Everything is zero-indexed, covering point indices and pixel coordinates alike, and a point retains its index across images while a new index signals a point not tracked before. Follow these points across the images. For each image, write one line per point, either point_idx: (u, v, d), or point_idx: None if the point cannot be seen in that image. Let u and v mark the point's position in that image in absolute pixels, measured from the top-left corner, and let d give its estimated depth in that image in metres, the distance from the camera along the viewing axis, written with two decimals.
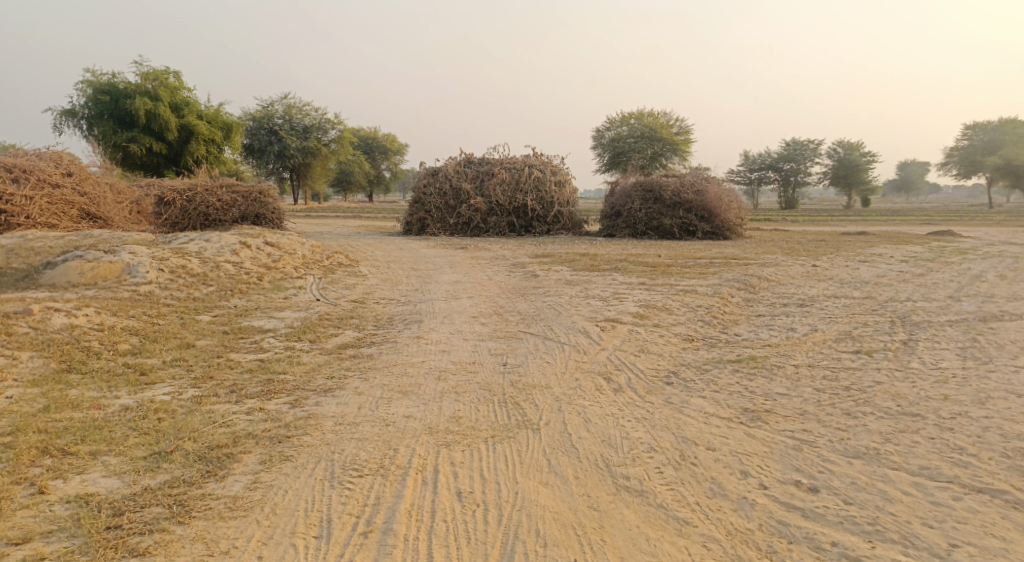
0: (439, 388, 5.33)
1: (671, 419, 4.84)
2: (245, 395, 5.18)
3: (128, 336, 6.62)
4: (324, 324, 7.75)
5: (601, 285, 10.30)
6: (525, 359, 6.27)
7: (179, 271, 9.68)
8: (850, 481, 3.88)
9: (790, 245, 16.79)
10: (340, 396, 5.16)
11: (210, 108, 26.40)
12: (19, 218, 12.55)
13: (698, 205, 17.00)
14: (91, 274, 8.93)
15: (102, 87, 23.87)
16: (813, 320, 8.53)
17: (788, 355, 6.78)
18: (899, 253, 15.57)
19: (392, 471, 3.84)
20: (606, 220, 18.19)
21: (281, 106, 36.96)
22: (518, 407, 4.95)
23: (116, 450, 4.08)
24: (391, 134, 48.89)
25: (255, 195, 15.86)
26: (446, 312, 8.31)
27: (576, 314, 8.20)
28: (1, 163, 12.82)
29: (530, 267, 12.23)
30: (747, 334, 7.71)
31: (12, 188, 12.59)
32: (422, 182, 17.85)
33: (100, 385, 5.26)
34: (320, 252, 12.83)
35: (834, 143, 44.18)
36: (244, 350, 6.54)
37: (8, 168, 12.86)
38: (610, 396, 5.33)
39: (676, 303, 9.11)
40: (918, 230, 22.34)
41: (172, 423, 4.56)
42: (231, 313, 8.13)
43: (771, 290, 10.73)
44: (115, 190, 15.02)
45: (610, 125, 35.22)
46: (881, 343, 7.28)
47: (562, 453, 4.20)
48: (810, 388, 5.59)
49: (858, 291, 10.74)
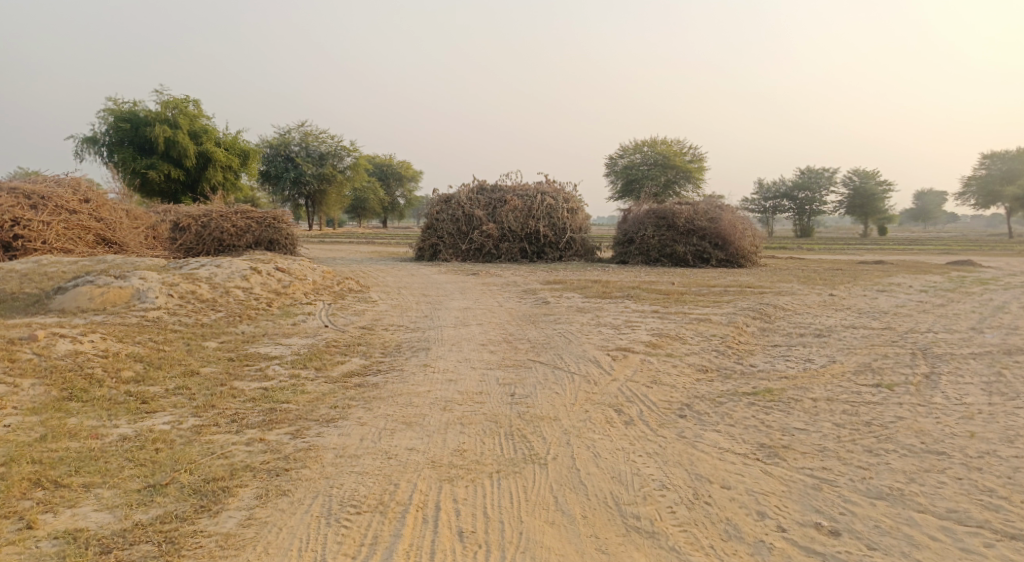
0: (444, 419, 5.19)
1: (684, 454, 4.67)
2: (246, 425, 5.05)
3: (132, 363, 6.53)
4: (331, 352, 7.64)
5: (613, 313, 10.15)
6: (534, 389, 6.11)
7: (188, 296, 9.62)
8: (873, 525, 3.69)
9: (806, 273, 16.58)
10: (342, 427, 5.02)
11: (228, 135, 26.63)
12: (35, 243, 12.60)
13: (712, 233, 16.86)
14: (100, 299, 8.89)
15: (123, 114, 24.16)
16: (831, 351, 8.33)
17: (806, 388, 6.59)
18: (918, 282, 15.32)
19: (392, 508, 3.70)
20: (618, 248, 18.05)
21: (297, 133, 37.26)
22: (525, 440, 4.79)
23: (110, 482, 3.97)
24: (405, 161, 49.20)
25: (269, 221, 15.89)
26: (455, 340, 8.18)
27: (588, 342, 8.04)
28: (19, 189, 12.92)
29: (542, 294, 12.10)
30: (763, 365, 7.52)
31: (29, 214, 12.66)
32: (434, 208, 17.82)
33: (99, 414, 5.16)
34: (331, 277, 12.76)
35: (849, 171, 43.96)
36: (249, 378, 6.43)
37: (25, 194, 12.94)
38: (621, 429, 5.16)
39: (690, 332, 8.93)
40: (936, 259, 22.06)
41: (169, 454, 4.44)
42: (238, 340, 8.03)
43: (787, 320, 10.53)
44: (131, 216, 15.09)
45: (623, 152, 35.22)
46: (902, 376, 7.07)
47: (570, 489, 4.03)
48: (829, 423, 5.40)
49: (877, 322, 10.52)
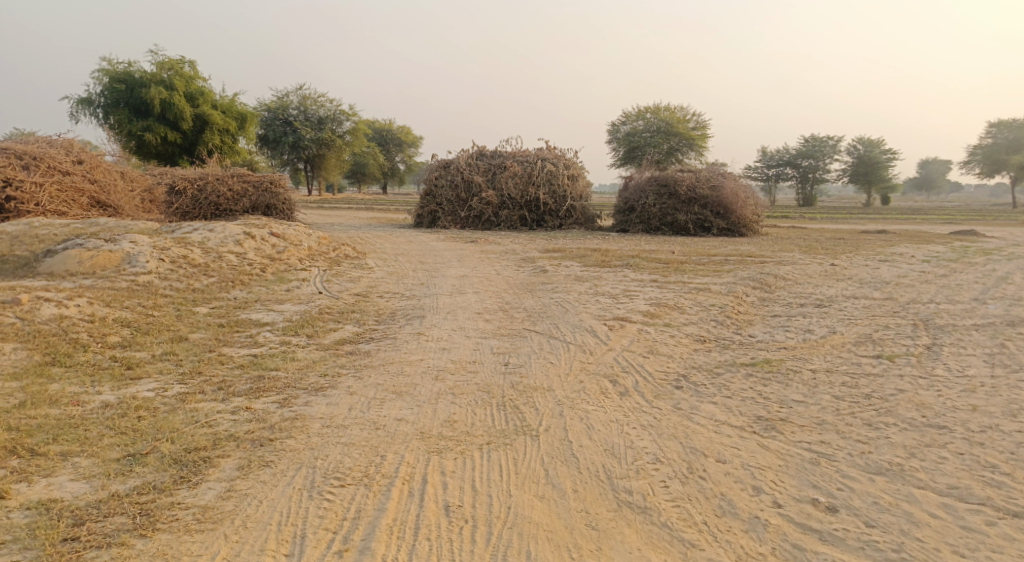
0: (435, 389, 5.07)
1: (680, 427, 4.56)
2: (232, 393, 4.94)
3: (119, 328, 6.41)
4: (324, 319, 7.51)
5: (611, 282, 10.01)
6: (528, 359, 6.00)
7: (180, 261, 9.47)
8: (872, 501, 3.58)
9: (808, 242, 16.41)
10: (331, 396, 4.91)
11: (225, 98, 26.24)
12: (28, 205, 12.40)
13: (714, 201, 16.64)
14: (89, 263, 8.74)
15: (119, 75, 23.79)
16: (832, 321, 8.21)
17: (805, 359, 6.48)
18: (921, 253, 15.15)
19: (377, 481, 3.60)
20: (619, 216, 17.84)
21: (296, 97, 36.76)
22: (517, 411, 4.68)
23: (89, 450, 3.86)
24: (406, 126, 48.73)
25: (266, 185, 15.67)
26: (450, 308, 8.05)
27: (585, 311, 7.92)
28: (11, 149, 12.70)
29: (540, 261, 11.95)
30: (762, 336, 7.41)
31: (22, 175, 12.45)
32: (433, 174, 17.58)
33: (82, 380, 5.04)
34: (327, 243, 12.59)
35: (854, 139, 43.50)
36: (238, 345, 6.31)
37: (17, 155, 12.72)
38: (615, 400, 5.05)
39: (689, 301, 8.79)
40: (939, 230, 21.87)
41: (152, 422, 4.32)
42: (229, 305, 7.91)
43: (788, 290, 10.40)
44: (126, 178, 14.87)
45: (626, 119, 34.76)
46: (903, 348, 6.95)
47: (561, 462, 3.93)
48: (828, 396, 5.28)
49: (879, 292, 10.38)
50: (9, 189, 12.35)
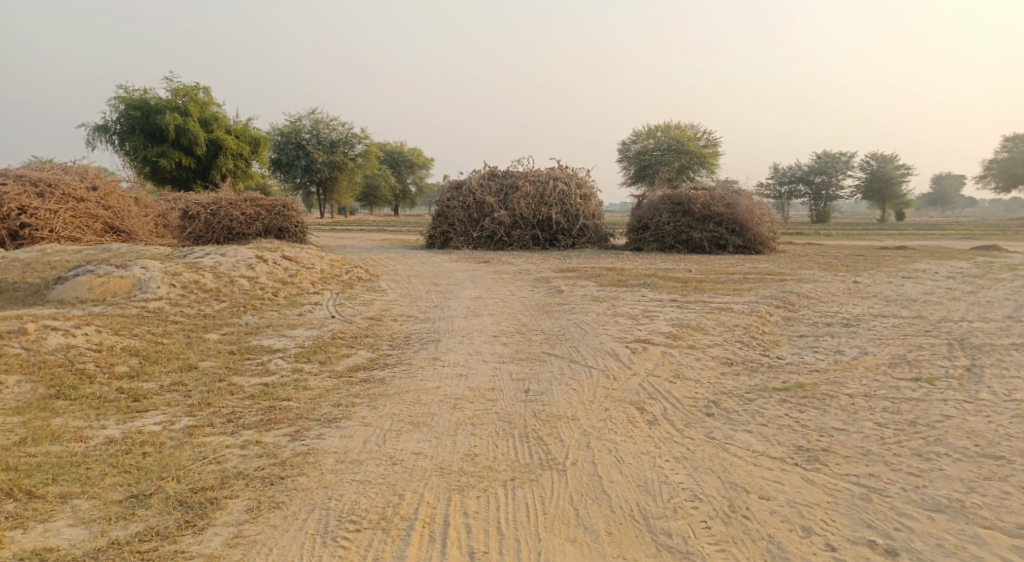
0: (454, 420, 4.81)
1: (716, 458, 4.29)
2: (241, 425, 4.71)
3: (126, 357, 6.20)
4: (337, 344, 7.28)
5: (630, 302, 9.75)
6: (550, 385, 5.73)
7: (191, 286, 9.29)
8: (935, 544, 3.37)
9: (827, 259, 16.09)
10: (345, 427, 4.67)
11: (238, 123, 26.28)
12: (42, 231, 12.31)
13: (730, 219, 16.38)
14: (99, 290, 8.57)
15: (133, 102, 23.87)
16: (862, 341, 7.91)
17: (840, 383, 6.19)
18: (944, 268, 14.80)
19: (396, 524, 3.36)
20: (633, 234, 17.57)
21: (308, 121, 36.84)
22: (542, 443, 4.42)
23: (90, 491, 3.63)
24: (416, 147, 48.83)
25: (279, 209, 15.53)
26: (466, 331, 7.81)
27: (605, 333, 7.65)
28: (25, 176, 12.63)
29: (555, 282, 11.70)
30: (791, 358, 7.13)
31: (36, 202, 12.37)
32: (445, 195, 17.40)
33: (86, 414, 4.82)
34: (340, 266, 12.39)
35: (866, 155, 43.19)
36: (249, 373, 6.09)
37: (31, 181, 12.65)
38: (644, 430, 4.78)
39: (712, 322, 8.51)
40: (959, 245, 21.48)
41: (157, 459, 4.09)
42: (240, 332, 7.70)
43: (811, 308, 10.10)
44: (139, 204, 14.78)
45: (637, 137, 34.60)
46: (942, 369, 6.65)
47: (593, 501, 3.67)
48: (870, 423, 4.99)
49: (907, 311, 10.05)
50: (23, 216, 12.26)
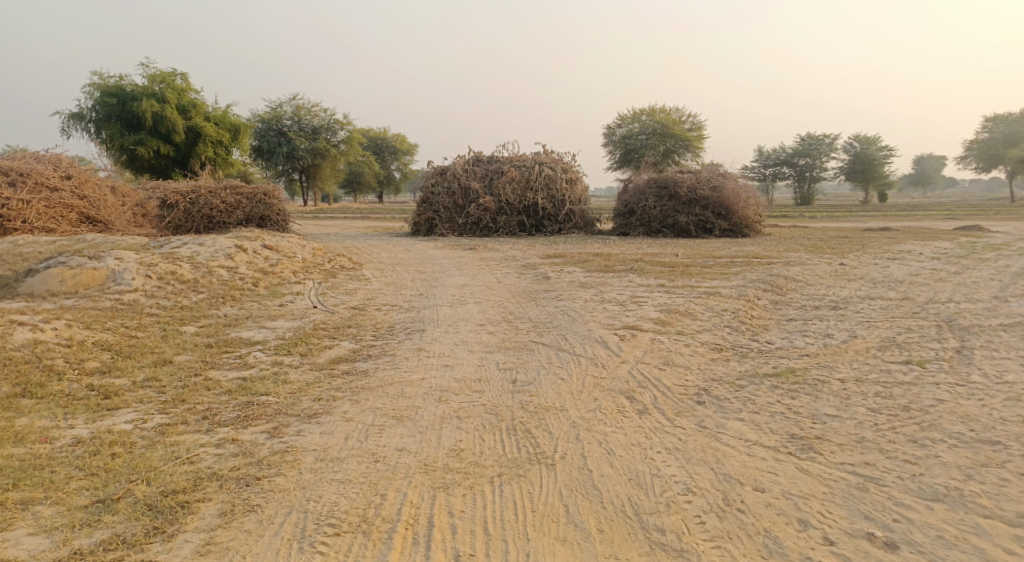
0: (439, 413, 4.66)
1: (708, 449, 4.17)
2: (217, 423, 4.53)
3: (98, 353, 5.99)
4: (318, 335, 7.10)
5: (617, 288, 9.62)
6: (537, 375, 5.58)
7: (168, 277, 9.06)
8: (936, 535, 3.27)
9: (813, 242, 16.04)
10: (326, 423, 4.50)
11: (218, 110, 25.85)
12: (15, 222, 12.01)
13: (715, 202, 16.29)
14: (72, 282, 8.33)
15: (110, 89, 23.40)
16: (851, 324, 7.82)
17: (831, 367, 6.10)
18: (929, 249, 14.78)
19: (377, 527, 3.22)
20: (619, 219, 17.42)
21: (290, 107, 36.37)
22: (529, 436, 4.27)
23: (53, 497, 3.47)
24: (400, 134, 48.41)
25: (260, 196, 15.24)
26: (451, 320, 7.64)
27: (592, 320, 7.52)
28: None
29: (541, 268, 11.55)
30: (781, 342, 7.02)
31: (8, 192, 12.05)
32: (430, 181, 17.17)
33: (53, 413, 4.63)
34: (322, 255, 12.18)
35: (849, 137, 43.26)
36: (226, 367, 5.90)
37: (4, 171, 12.33)
38: (634, 420, 4.65)
39: (700, 307, 8.39)
40: (943, 226, 21.51)
41: (127, 460, 3.92)
42: (219, 324, 7.49)
43: (800, 292, 10.01)
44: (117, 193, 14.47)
45: (622, 122, 34.43)
46: (933, 352, 6.56)
47: (583, 497, 3.54)
48: (863, 409, 4.88)
49: (894, 292, 9.99)
50: None
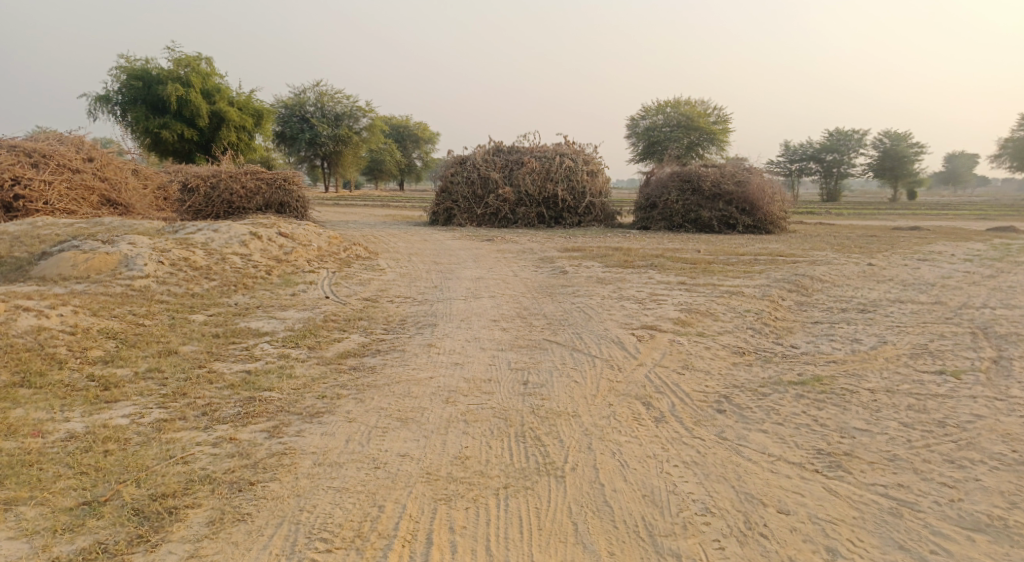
0: (446, 416, 4.46)
1: (728, 463, 3.95)
2: (216, 420, 4.37)
3: (102, 341, 5.85)
4: (328, 328, 6.92)
5: (636, 284, 9.37)
6: (550, 377, 5.35)
7: (180, 264, 8.93)
8: None
9: (839, 240, 15.65)
10: (327, 423, 4.32)
11: (241, 95, 25.77)
12: (36, 204, 11.96)
13: (739, 197, 15.94)
14: (84, 266, 8.21)
15: (136, 72, 23.39)
16: (880, 329, 7.51)
17: (859, 376, 5.82)
18: (960, 251, 14.33)
19: (371, 543, 3.10)
20: (641, 213, 17.10)
21: (313, 93, 36.27)
22: (539, 444, 4.06)
23: (38, 497, 3.33)
24: (423, 122, 48.24)
25: (280, 182, 15.04)
26: (464, 315, 7.43)
27: (609, 319, 7.27)
28: (19, 147, 12.26)
29: (560, 262, 11.31)
30: (806, 347, 6.74)
31: (30, 173, 12.01)
32: (450, 170, 16.93)
33: (50, 404, 4.49)
34: (338, 243, 12.01)
35: (878, 133, 42.43)
36: (231, 360, 5.73)
37: (26, 151, 12.28)
38: (650, 428, 4.42)
39: (722, 307, 8.11)
40: (975, 226, 20.94)
41: (119, 458, 3.74)
42: (228, 313, 7.34)
43: (825, 293, 9.69)
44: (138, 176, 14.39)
45: (646, 113, 33.95)
46: (967, 361, 6.26)
47: (593, 514, 3.37)
48: (895, 423, 4.61)
49: (925, 296, 9.63)
50: (17, 187, 11.90)
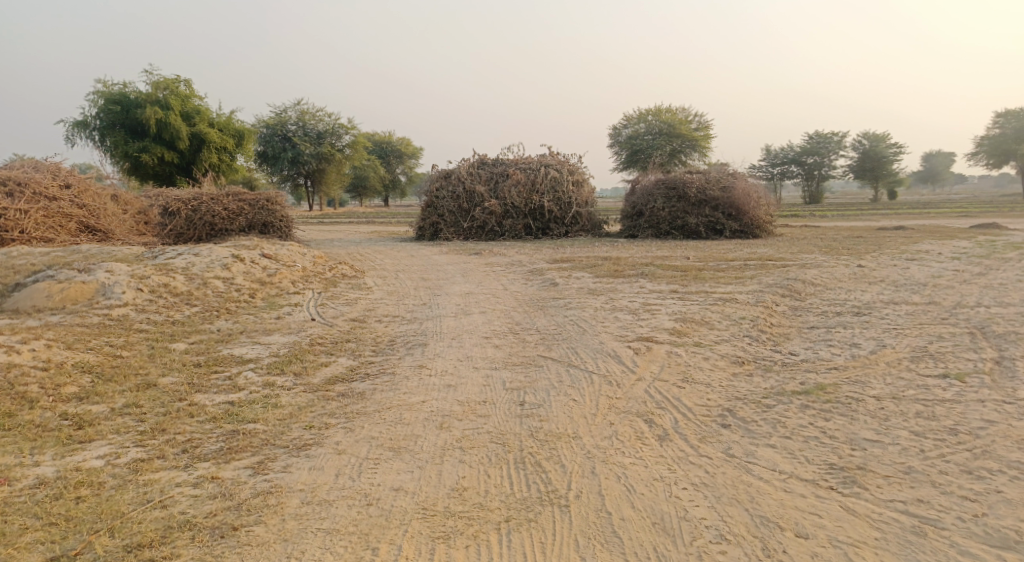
0: (440, 443, 4.24)
1: (739, 483, 3.76)
2: (197, 457, 4.15)
3: (77, 376, 5.61)
4: (315, 352, 6.69)
5: (628, 295, 9.19)
6: (547, 396, 5.15)
7: (160, 290, 8.68)
8: None
9: (826, 242, 15.59)
10: (315, 456, 4.10)
11: (221, 116, 25.50)
12: (12, 233, 11.67)
13: (725, 203, 15.86)
14: (60, 296, 7.96)
15: (114, 96, 23.09)
16: (878, 332, 7.37)
17: (862, 382, 5.65)
18: (948, 249, 14.29)
19: None
20: (627, 221, 16.97)
21: (294, 112, 36.04)
22: (540, 470, 3.86)
23: (3, 554, 3.18)
24: (405, 137, 48.11)
25: (262, 202, 14.77)
26: (454, 333, 7.22)
27: (604, 332, 7.07)
28: None
29: (549, 274, 11.14)
30: (806, 353, 6.58)
31: (6, 202, 11.74)
32: (434, 184, 16.73)
33: (20, 448, 4.27)
34: (323, 262, 11.77)
35: (858, 134, 42.69)
36: (213, 390, 5.48)
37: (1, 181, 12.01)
38: (655, 448, 4.22)
39: (717, 315, 7.94)
40: (959, 223, 20.97)
41: (92, 505, 3.54)
42: (211, 340, 7.10)
43: (819, 296, 9.56)
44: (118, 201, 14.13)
45: (628, 122, 33.99)
46: (971, 363, 6.11)
47: (601, 548, 3.22)
48: (905, 432, 4.44)
49: (919, 296, 9.51)
50: None
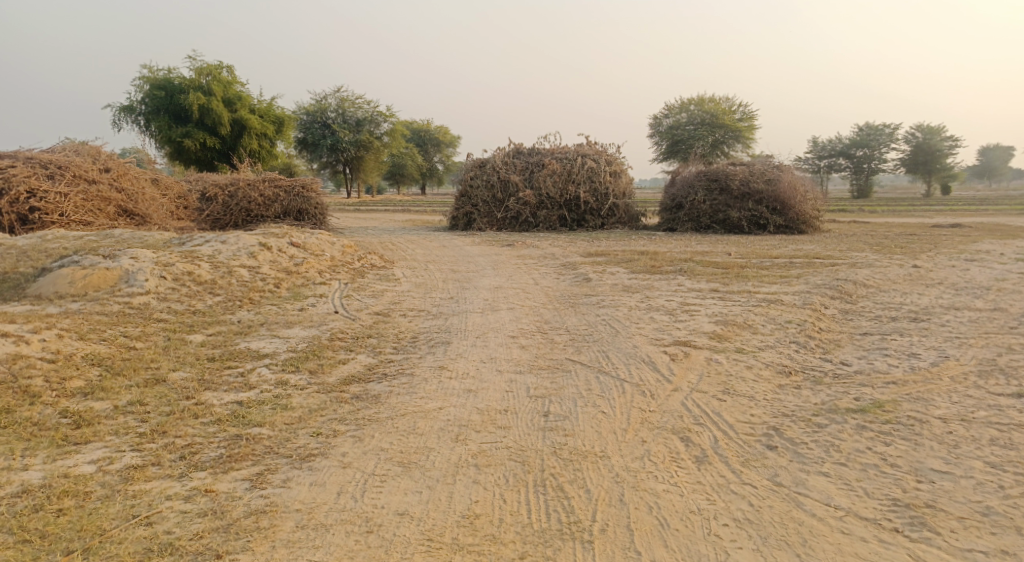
0: (453, 458, 3.88)
1: (788, 520, 3.35)
2: (194, 465, 3.85)
3: (85, 370, 5.37)
4: (333, 348, 6.36)
5: (666, 293, 8.71)
6: (574, 407, 4.74)
7: (183, 278, 8.45)
8: None
9: (876, 239, 14.84)
10: (318, 470, 3.75)
11: (263, 102, 25.45)
12: (52, 216, 11.61)
13: (770, 196, 15.14)
14: (82, 282, 7.77)
15: (159, 81, 23.12)
16: (937, 341, 6.79)
17: (924, 399, 5.12)
18: (1009, 249, 13.48)
19: None
20: (666, 214, 16.39)
21: (334, 99, 35.96)
22: (562, 497, 3.47)
23: None
24: (444, 126, 47.88)
25: (298, 189, 14.50)
26: (480, 331, 6.82)
27: (639, 334, 6.62)
28: (35, 159, 11.94)
29: (583, 269, 10.69)
30: (858, 363, 6.05)
31: (45, 184, 11.68)
32: (469, 173, 16.33)
33: (10, 450, 4.03)
34: (352, 252, 11.48)
35: (910, 127, 41.17)
36: (223, 389, 5.17)
37: (41, 163, 11.94)
38: (692, 472, 3.80)
39: (760, 318, 7.43)
40: (1018, 221, 19.91)
41: (73, 520, 3.32)
42: (229, 332, 6.82)
43: (871, 299, 8.96)
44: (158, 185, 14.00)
45: (669, 112, 33.20)
46: None
47: None
48: (979, 463, 3.93)
49: (981, 301, 8.84)
50: (32, 199, 11.56)
